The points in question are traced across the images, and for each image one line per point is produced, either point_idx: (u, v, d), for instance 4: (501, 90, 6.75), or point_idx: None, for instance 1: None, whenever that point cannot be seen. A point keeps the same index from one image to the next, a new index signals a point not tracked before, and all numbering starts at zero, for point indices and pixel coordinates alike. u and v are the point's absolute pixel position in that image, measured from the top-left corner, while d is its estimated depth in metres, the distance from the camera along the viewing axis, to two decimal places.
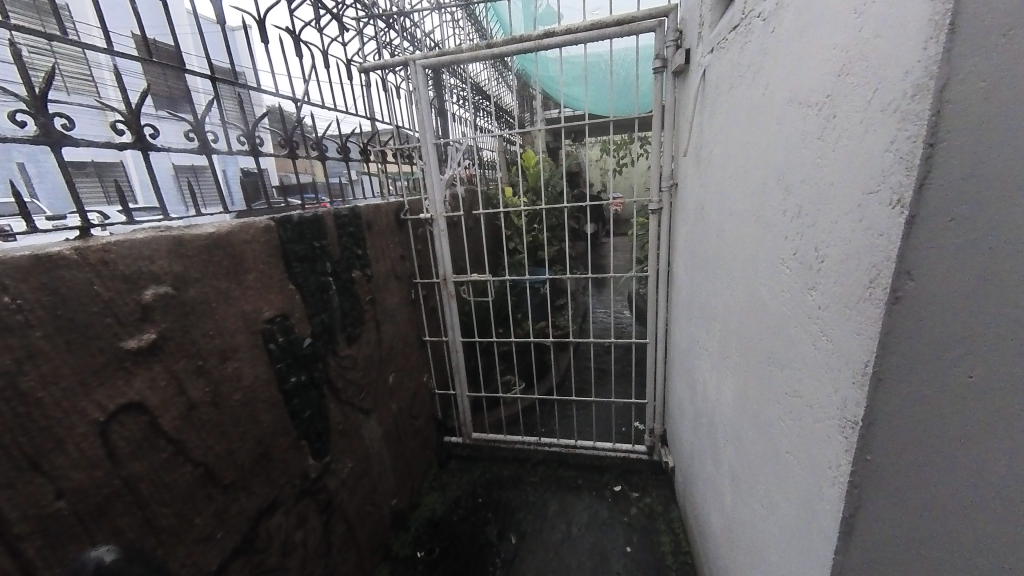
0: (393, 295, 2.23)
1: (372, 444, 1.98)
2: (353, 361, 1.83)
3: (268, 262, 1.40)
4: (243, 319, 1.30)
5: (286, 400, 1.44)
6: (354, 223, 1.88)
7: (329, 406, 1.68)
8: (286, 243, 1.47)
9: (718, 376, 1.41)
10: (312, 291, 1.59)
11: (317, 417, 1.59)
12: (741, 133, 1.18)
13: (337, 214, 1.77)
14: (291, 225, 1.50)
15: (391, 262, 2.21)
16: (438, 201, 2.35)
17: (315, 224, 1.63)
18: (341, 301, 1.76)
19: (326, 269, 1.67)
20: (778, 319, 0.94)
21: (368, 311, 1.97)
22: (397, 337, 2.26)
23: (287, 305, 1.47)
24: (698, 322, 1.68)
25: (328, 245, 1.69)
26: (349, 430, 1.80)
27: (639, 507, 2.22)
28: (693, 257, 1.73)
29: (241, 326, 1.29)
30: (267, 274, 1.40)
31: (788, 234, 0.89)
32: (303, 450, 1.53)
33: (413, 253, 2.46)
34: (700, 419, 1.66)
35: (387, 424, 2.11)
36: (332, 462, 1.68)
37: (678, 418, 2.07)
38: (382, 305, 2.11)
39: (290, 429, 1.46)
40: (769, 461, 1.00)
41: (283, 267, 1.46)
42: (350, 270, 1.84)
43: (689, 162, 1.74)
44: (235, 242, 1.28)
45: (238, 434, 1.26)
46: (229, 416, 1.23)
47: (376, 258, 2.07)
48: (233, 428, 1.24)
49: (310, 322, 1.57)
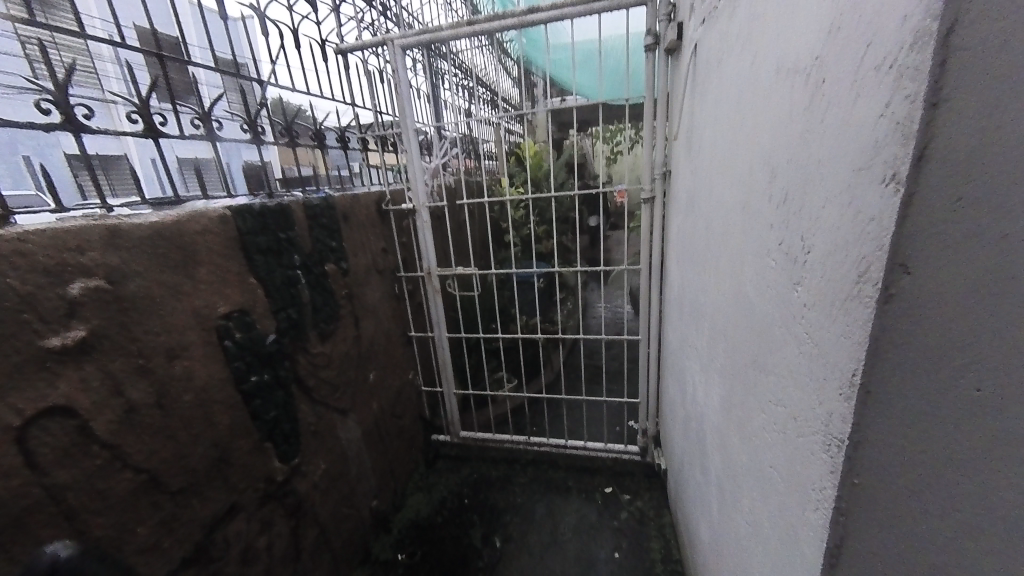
0: (373, 290, 2.14)
1: (350, 445, 1.91)
2: (327, 359, 1.75)
3: (224, 253, 1.32)
4: (195, 316, 1.22)
5: (246, 400, 1.37)
6: (327, 213, 1.79)
7: (299, 405, 1.60)
8: (245, 234, 1.39)
9: (707, 379, 1.30)
10: (277, 284, 1.51)
11: (284, 418, 1.52)
12: (730, 113, 1.06)
13: (307, 203, 1.68)
14: (251, 215, 1.41)
15: (371, 255, 2.13)
16: (421, 191, 2.24)
17: (281, 214, 1.54)
18: (312, 296, 1.67)
19: (293, 261, 1.59)
20: (763, 318, 0.84)
21: (344, 306, 1.88)
22: (379, 333, 2.18)
23: (247, 300, 1.39)
24: (688, 322, 1.56)
25: (295, 235, 1.60)
26: (322, 431, 1.73)
27: (630, 511, 2.13)
28: (685, 250, 1.60)
29: (192, 323, 1.21)
30: (223, 266, 1.32)
31: (774, 222, 0.78)
32: (268, 452, 1.46)
33: (397, 245, 2.36)
34: (690, 422, 1.56)
35: (367, 424, 2.04)
36: (302, 465, 1.61)
37: (670, 419, 1.97)
38: (361, 300, 2.02)
39: (251, 431, 1.39)
40: (754, 474, 0.90)
41: (243, 259, 1.38)
42: (322, 262, 1.75)
43: (681, 145, 1.62)
44: (183, 232, 1.20)
45: (189, 437, 1.19)
46: (178, 418, 1.16)
47: (352, 251, 1.97)
48: (182, 431, 1.18)
49: (275, 317, 1.49)
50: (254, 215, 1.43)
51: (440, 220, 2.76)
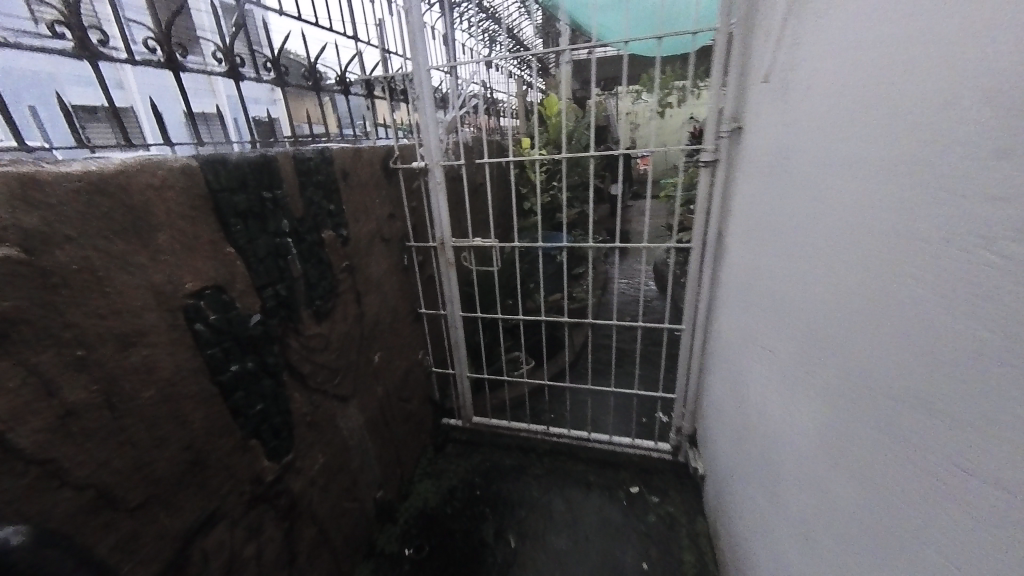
0: (377, 261, 1.88)
1: (351, 434, 1.71)
2: (323, 341, 1.52)
3: (191, 216, 1.07)
4: (153, 293, 0.98)
5: (225, 393, 1.14)
6: (322, 170, 1.51)
7: (291, 395, 1.38)
8: (218, 191, 1.13)
9: (791, 393, 1.05)
10: (260, 253, 1.26)
11: (274, 410, 1.30)
12: (877, 37, 0.74)
13: (296, 157, 1.40)
14: (224, 168, 1.15)
15: (375, 222, 1.86)
16: (434, 148, 1.93)
17: (264, 168, 1.27)
18: (303, 268, 1.43)
19: (280, 226, 1.33)
20: (945, 343, 0.57)
21: (343, 280, 1.63)
22: (384, 311, 1.94)
23: (222, 274, 1.14)
24: (759, 317, 1.28)
25: (282, 195, 1.33)
26: (319, 422, 1.52)
27: (659, 514, 1.93)
28: (759, 228, 1.30)
29: (149, 302, 0.97)
30: (190, 230, 1.06)
31: (1001, 198, 0.49)
32: (255, 451, 1.25)
33: (407, 211, 2.08)
34: (751, 433, 1.32)
35: (371, 410, 1.83)
36: (297, 461, 1.41)
37: (715, 421, 1.73)
38: (363, 273, 1.77)
39: (233, 428, 1.17)
40: (892, 548, 0.65)
41: (216, 223, 1.13)
42: (316, 229, 1.49)
43: (763, 94, 1.28)
44: (133, 186, 0.94)
45: (153, 440, 0.98)
46: (136, 420, 0.95)
47: (353, 216, 1.70)
48: (143, 433, 0.96)
49: (258, 294, 1.24)
50: (227, 168, 1.16)
51: (455, 183, 2.45)
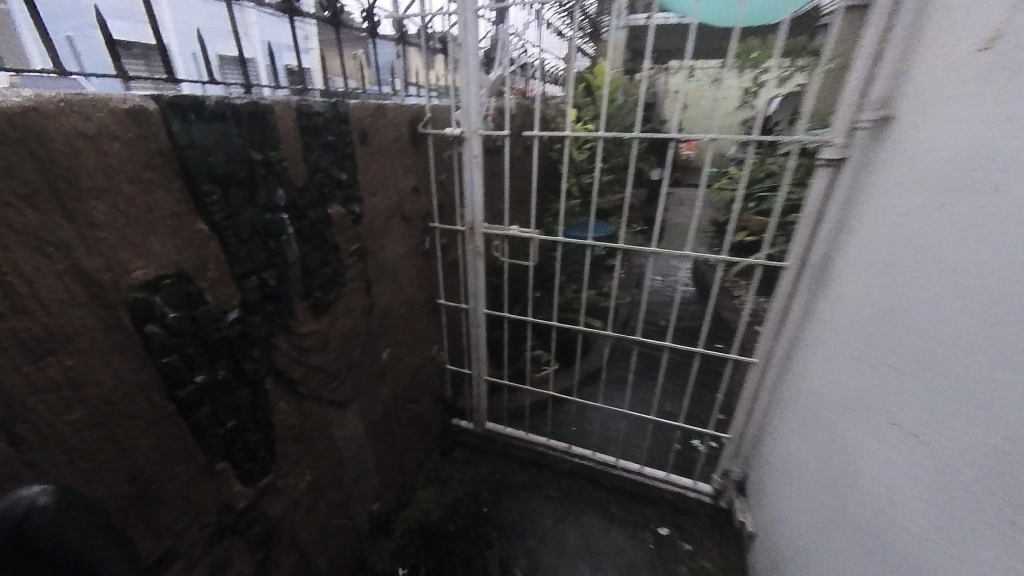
0: (394, 243, 1.59)
1: (348, 443, 1.47)
2: (320, 339, 1.25)
3: (146, 179, 0.79)
4: (82, 284, 0.72)
5: (186, 409, 0.89)
6: (332, 129, 1.21)
7: (275, 405, 1.14)
8: (188, 147, 0.84)
9: (950, 512, 0.73)
10: (243, 231, 0.98)
11: (251, 425, 1.06)
12: None
13: (300, 110, 1.10)
14: (197, 117, 0.85)
15: (394, 197, 1.55)
16: (473, 115, 1.60)
17: (255, 122, 0.97)
18: (300, 251, 1.15)
19: (273, 197, 1.04)
20: None
21: (350, 266, 1.35)
22: (397, 301, 1.66)
23: (187, 257, 0.87)
24: (887, 379, 0.95)
25: (279, 158, 1.04)
26: (309, 433, 1.27)
27: (691, 567, 1.66)
28: (904, 259, 0.95)
29: (76, 295, 0.71)
30: (143, 199, 0.79)
31: None
32: (224, 475, 1.01)
33: (434, 185, 1.76)
34: (846, 524, 1.02)
35: (373, 415, 1.58)
36: (279, 480, 1.18)
37: (779, 480, 1.42)
38: (375, 257, 1.49)
39: (196, 451, 0.93)
40: None
41: (182, 191, 0.85)
42: (320, 202, 1.20)
43: (947, 69, 0.90)
44: (54, 134, 0.66)
45: (78, 477, 0.74)
46: (52, 453, 0.70)
47: (368, 189, 1.40)
48: (63, 469, 0.72)
49: (237, 284, 0.98)
50: (201, 117, 0.86)
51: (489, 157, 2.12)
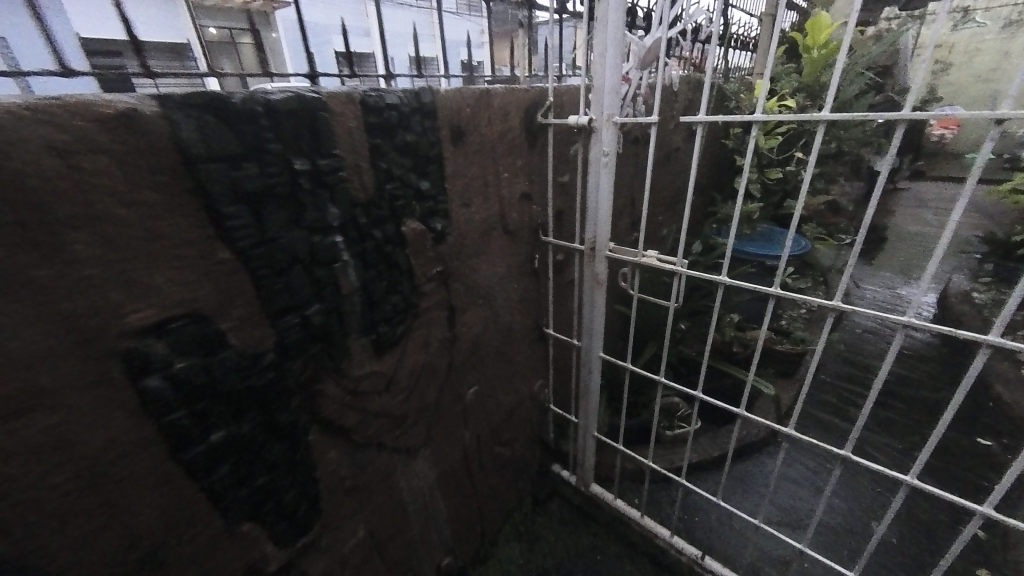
0: (492, 262, 1.28)
1: (416, 493, 1.25)
2: (381, 381, 1.04)
3: (146, 202, 0.62)
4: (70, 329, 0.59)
5: (200, 470, 0.75)
6: (410, 126, 0.95)
7: (321, 458, 0.96)
8: (203, 160, 0.66)
9: None
10: (281, 260, 0.78)
11: (287, 482, 0.90)
12: None
13: (367, 104, 0.86)
14: (217, 121, 0.66)
15: (496, 206, 1.23)
16: (608, 98, 1.16)
17: (299, 122, 0.75)
18: (360, 279, 0.92)
19: (323, 216, 0.82)
20: None
21: (428, 293, 1.10)
22: (491, 330, 1.36)
23: (205, 293, 0.71)
24: None
25: (332, 167, 0.81)
26: (363, 485, 1.08)
27: None
28: None
29: (62, 343, 0.59)
30: (146, 224, 0.63)
31: None
32: (253, 536, 0.87)
33: (551, 189, 1.38)
34: None
35: (450, 462, 1.34)
36: (323, 536, 1.02)
37: None
38: (465, 280, 1.20)
39: (215, 513, 0.79)
40: None
41: (197, 215, 0.67)
42: (390, 218, 0.95)
43: None
44: (13, 150, 0.51)
45: (61, 552, 0.63)
46: (26, 528, 0.60)
47: (459, 197, 1.12)
48: (41, 546, 0.61)
49: (268, 324, 0.79)
50: (224, 120, 0.67)
51: (630, 150, 1.64)
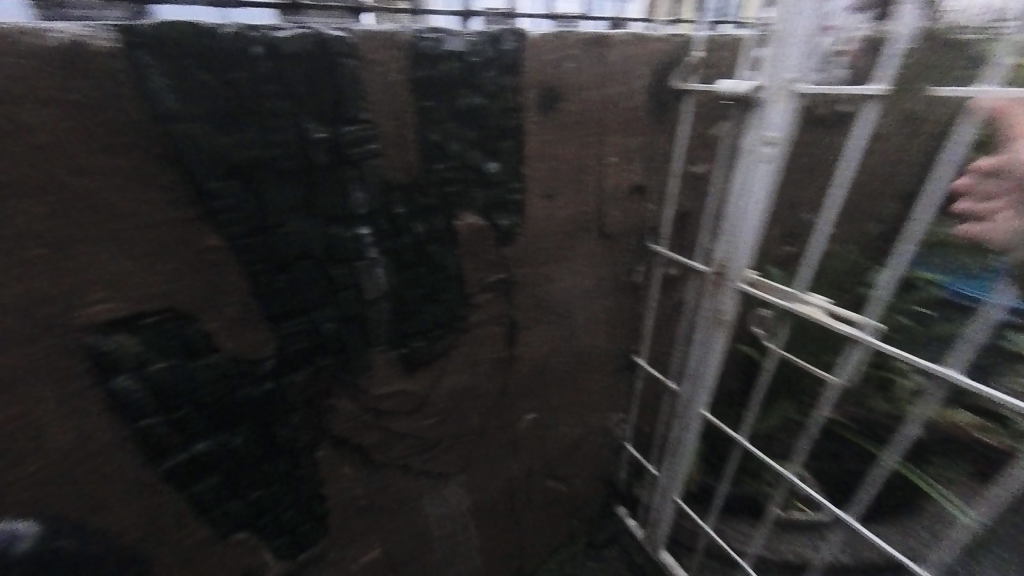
0: (576, 270, 0.98)
1: (445, 521, 1.08)
2: (410, 402, 0.86)
3: (110, 169, 0.49)
4: (28, 314, 0.49)
5: (182, 479, 0.65)
6: (479, 86, 0.69)
7: (330, 475, 0.82)
8: (182, 119, 0.50)
9: None
10: (286, 253, 0.62)
11: (288, 495, 0.78)
12: None
13: (418, 52, 0.62)
14: (202, 66, 0.50)
15: (592, 199, 0.92)
16: (792, 52, 0.73)
17: (315, 76, 0.56)
18: (391, 280, 0.73)
19: (344, 201, 0.63)
20: None
21: (481, 305, 0.87)
22: (563, 353, 1.08)
23: (188, 283, 0.57)
24: None
25: (359, 138, 0.61)
26: (381, 506, 0.93)
27: None
28: None
29: (20, 331, 0.49)
30: (116, 196, 0.50)
31: None
32: (246, 548, 0.76)
33: (678, 182, 1.00)
34: None
35: (490, 492, 1.13)
36: (331, 552, 0.89)
37: None
38: (535, 289, 0.94)
39: (201, 522, 0.70)
40: None
41: (177, 189, 0.53)
42: (439, 209, 0.73)
43: None
44: None
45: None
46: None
47: (540, 185, 0.83)
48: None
49: (266, 326, 0.65)
50: (210, 67, 0.50)
51: (804, 135, 1.14)
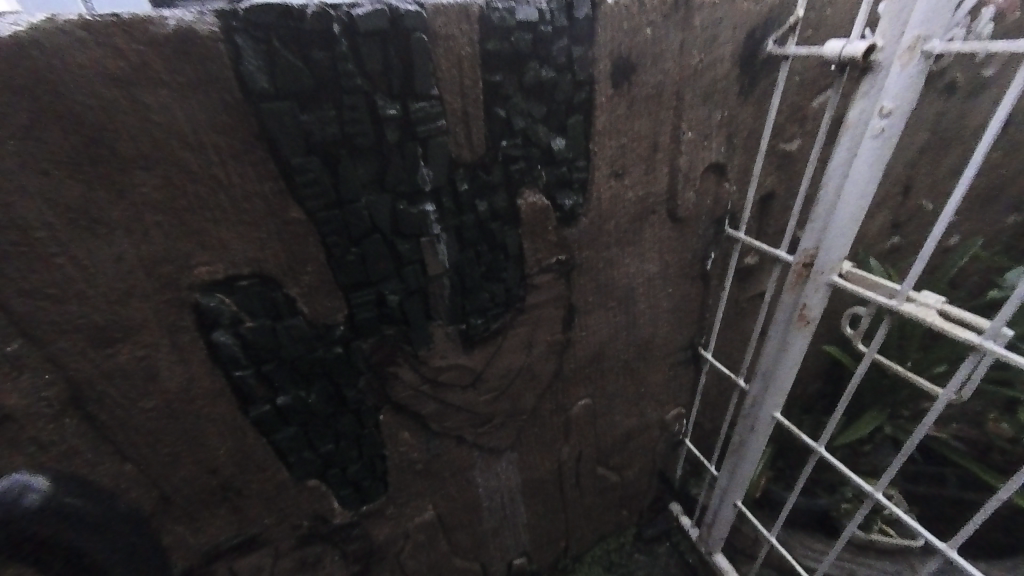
0: (642, 254, 0.93)
1: (496, 494, 1.11)
2: (467, 377, 0.88)
3: (213, 146, 0.54)
4: (149, 273, 0.57)
5: (266, 426, 0.73)
6: (549, 58, 0.67)
7: (391, 438, 0.88)
8: (271, 98, 0.54)
9: None
10: (358, 226, 0.65)
11: (353, 451, 0.85)
12: None
13: (488, 24, 0.61)
14: (288, 47, 0.53)
15: (664, 179, 0.86)
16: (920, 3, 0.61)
17: (389, 53, 0.57)
18: (452, 256, 0.74)
19: (412, 178, 0.65)
20: None
21: (540, 287, 0.86)
22: (623, 340, 1.04)
23: (273, 252, 0.63)
24: None
25: (428, 115, 0.62)
26: (435, 472, 0.98)
27: None
28: None
29: (144, 286, 0.57)
30: (217, 169, 0.56)
31: None
32: (317, 494, 0.85)
33: (764, 160, 0.91)
34: None
35: (540, 471, 1.14)
36: (390, 507, 0.96)
37: None
38: (596, 273, 0.91)
39: (281, 467, 0.78)
40: None
41: (266, 164, 0.58)
42: (503, 187, 0.73)
43: None
44: (76, 76, 0.47)
45: (142, 476, 0.66)
46: (116, 447, 0.63)
47: (608, 163, 0.79)
48: (128, 463, 0.65)
49: (337, 296, 0.70)
50: (295, 48, 0.53)
51: (928, 106, 0.97)
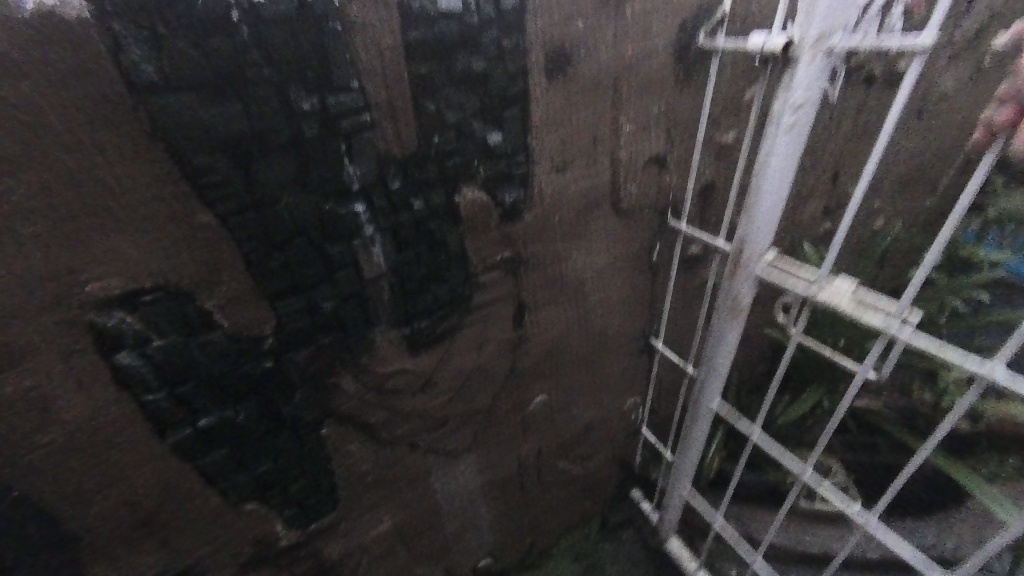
0: (590, 248, 0.93)
1: (456, 497, 1.08)
2: (416, 382, 0.85)
3: (97, 146, 0.48)
4: (28, 293, 0.50)
5: (191, 451, 0.67)
6: (478, 49, 0.64)
7: (337, 451, 0.83)
8: (163, 92, 0.49)
9: None
10: (280, 230, 0.61)
11: (295, 469, 0.80)
12: None
13: (409, 12, 0.58)
14: (184, 37, 0.48)
15: (607, 171, 0.86)
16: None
17: (298, 44, 0.53)
18: (389, 257, 0.71)
19: (337, 177, 0.61)
20: None
21: (487, 285, 0.84)
22: (577, 334, 1.04)
23: (183, 263, 0.57)
24: None
25: (349, 110, 0.58)
26: (389, 481, 0.94)
27: None
28: None
29: (24, 308, 0.50)
30: (104, 172, 0.49)
31: None
32: (257, 517, 0.79)
33: (702, 151, 0.93)
34: None
35: (501, 471, 1.13)
36: (342, 522, 0.92)
37: None
38: (544, 268, 0.89)
39: (212, 493, 0.72)
40: None
41: (163, 165, 0.52)
42: (440, 184, 0.70)
43: None
44: None
45: (43, 519, 0.59)
46: (4, 493, 0.55)
47: (549, 157, 0.78)
48: (23, 507, 0.57)
49: (263, 307, 0.64)
50: (189, 38, 0.48)
51: (850, 97, 1.02)
